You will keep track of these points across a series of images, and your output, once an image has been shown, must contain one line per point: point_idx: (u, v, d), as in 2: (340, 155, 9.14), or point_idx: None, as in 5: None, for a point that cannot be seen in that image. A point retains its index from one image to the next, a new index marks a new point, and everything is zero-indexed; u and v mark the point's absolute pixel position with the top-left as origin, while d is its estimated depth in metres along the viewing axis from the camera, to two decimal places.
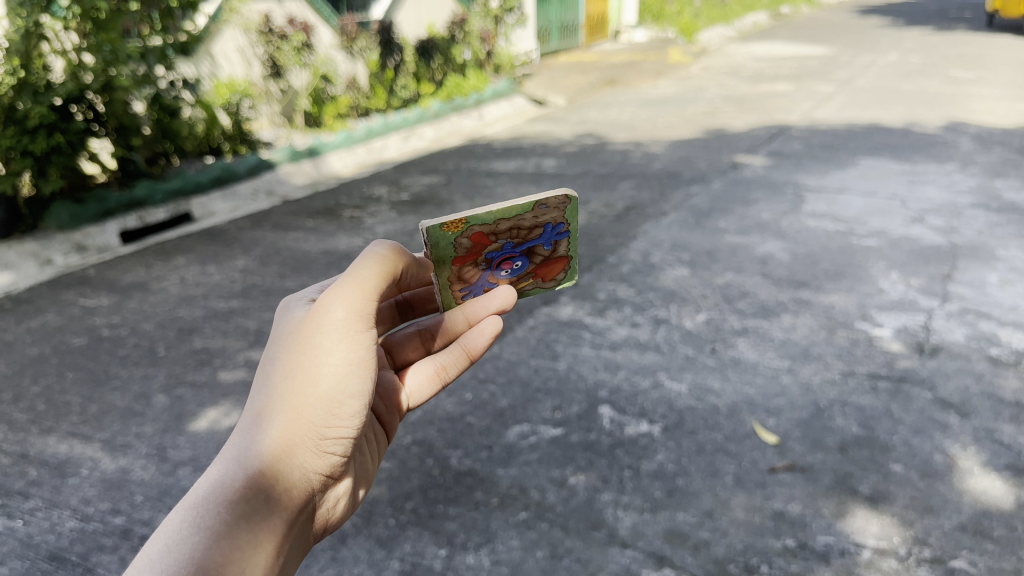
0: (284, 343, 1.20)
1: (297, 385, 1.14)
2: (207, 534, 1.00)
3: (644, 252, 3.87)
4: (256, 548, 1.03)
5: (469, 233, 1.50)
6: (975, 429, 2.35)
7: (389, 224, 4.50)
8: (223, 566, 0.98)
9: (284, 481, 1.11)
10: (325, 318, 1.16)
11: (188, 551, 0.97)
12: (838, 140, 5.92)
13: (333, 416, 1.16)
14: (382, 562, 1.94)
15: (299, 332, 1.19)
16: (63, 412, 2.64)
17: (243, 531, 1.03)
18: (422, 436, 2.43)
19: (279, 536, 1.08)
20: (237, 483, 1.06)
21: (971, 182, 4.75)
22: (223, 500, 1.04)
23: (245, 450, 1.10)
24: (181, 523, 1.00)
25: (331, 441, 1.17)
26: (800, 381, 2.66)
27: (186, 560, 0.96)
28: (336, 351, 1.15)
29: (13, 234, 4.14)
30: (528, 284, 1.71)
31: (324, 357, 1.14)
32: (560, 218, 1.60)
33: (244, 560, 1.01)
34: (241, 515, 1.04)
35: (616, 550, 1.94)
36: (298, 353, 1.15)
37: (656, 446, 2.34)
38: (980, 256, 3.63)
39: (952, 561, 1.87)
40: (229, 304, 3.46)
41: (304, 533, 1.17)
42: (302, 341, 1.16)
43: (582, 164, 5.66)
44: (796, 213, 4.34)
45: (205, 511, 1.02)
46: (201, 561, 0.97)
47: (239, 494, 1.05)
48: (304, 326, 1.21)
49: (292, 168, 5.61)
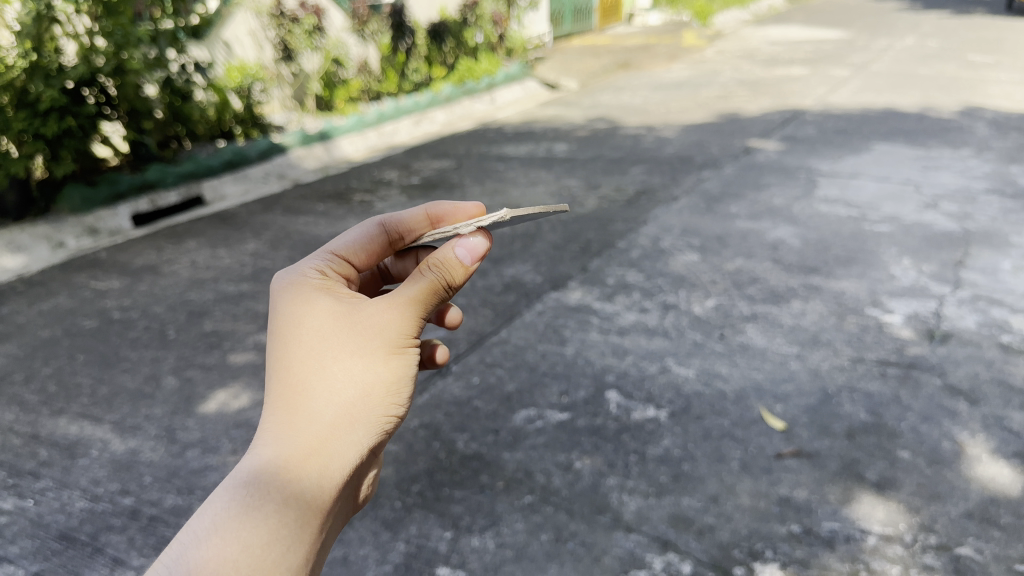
0: (322, 321, 1.17)
1: (351, 377, 1.14)
2: (253, 516, 1.00)
3: (654, 237, 3.85)
4: (305, 530, 1.03)
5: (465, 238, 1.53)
6: (984, 416, 2.34)
7: (399, 208, 4.49)
8: (269, 547, 1.00)
9: (336, 465, 1.09)
10: (387, 320, 1.18)
11: (236, 531, 0.99)
12: (852, 125, 5.87)
13: (378, 407, 1.16)
14: (388, 544, 1.95)
15: (344, 315, 1.18)
16: (74, 393, 2.66)
17: (286, 512, 1.02)
18: (428, 419, 2.44)
19: (325, 516, 1.07)
20: (286, 463, 1.06)
21: (986, 168, 4.71)
22: (266, 480, 1.04)
23: (287, 434, 1.09)
24: (227, 503, 1.02)
25: (377, 424, 1.16)
26: (808, 366, 2.65)
27: (237, 537, 0.98)
28: (395, 357, 1.18)
29: (26, 217, 4.18)
30: None
31: (387, 361, 1.17)
32: None
33: (292, 542, 1.02)
34: (291, 494, 1.04)
35: (621, 535, 1.94)
36: (354, 347, 1.16)
37: (662, 431, 2.34)
38: (994, 242, 3.60)
39: (958, 548, 1.87)
40: (238, 288, 3.47)
41: (348, 507, 1.16)
42: (356, 329, 1.17)
43: (594, 148, 5.65)
44: (809, 198, 4.32)
45: (252, 492, 1.02)
46: (249, 539, 0.99)
47: (289, 477, 1.05)
48: (347, 306, 1.19)
49: (303, 151, 5.60)
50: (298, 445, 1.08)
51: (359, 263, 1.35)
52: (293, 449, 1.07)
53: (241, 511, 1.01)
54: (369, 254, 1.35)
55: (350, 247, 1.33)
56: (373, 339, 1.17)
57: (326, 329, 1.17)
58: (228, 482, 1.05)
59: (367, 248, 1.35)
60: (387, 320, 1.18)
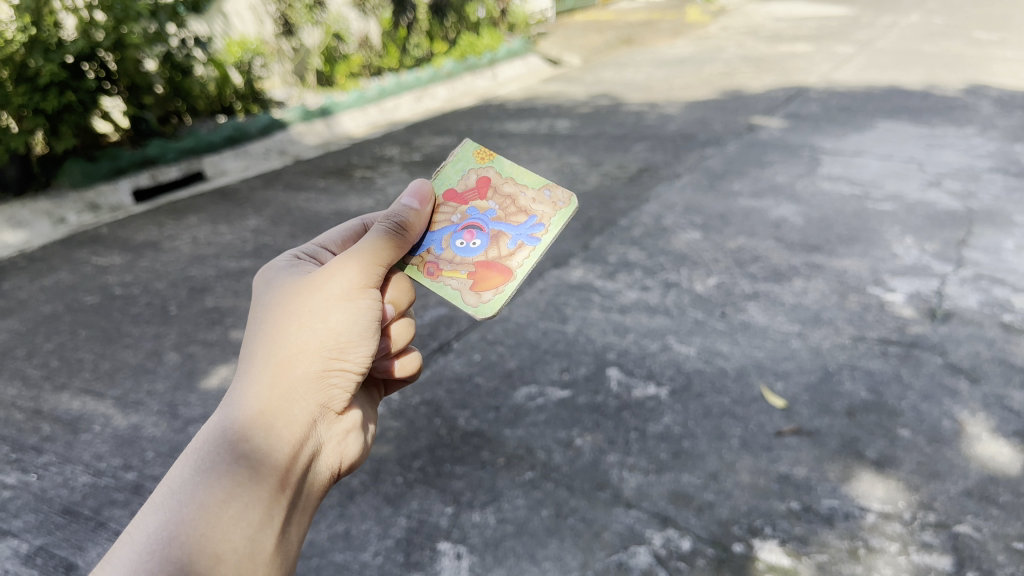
0: (272, 297, 1.30)
1: (296, 335, 1.23)
2: (207, 478, 1.08)
3: (656, 215, 3.84)
4: (261, 483, 1.11)
5: (481, 174, 1.67)
6: (985, 395, 2.35)
7: (400, 184, 4.48)
8: (224, 504, 1.07)
9: (287, 421, 1.18)
10: (326, 278, 1.28)
11: (192, 493, 1.07)
12: (856, 103, 5.83)
13: (324, 361, 1.24)
14: (389, 518, 1.97)
15: (290, 287, 1.30)
16: (76, 368, 2.67)
17: (238, 468, 1.10)
18: (430, 396, 2.45)
19: (283, 474, 1.15)
20: (238, 424, 1.15)
21: (990, 146, 4.69)
22: (221, 443, 1.12)
23: (239, 399, 1.18)
24: (186, 468, 1.11)
25: (325, 377, 1.24)
26: (810, 344, 2.65)
27: (192, 499, 1.06)
28: (338, 310, 1.27)
29: (27, 192, 4.17)
30: (455, 279, 1.56)
31: (329, 314, 1.26)
32: (548, 216, 1.60)
33: (250, 497, 1.09)
34: (245, 453, 1.13)
35: (621, 511, 1.95)
36: (298, 311, 1.25)
37: (662, 408, 2.34)
38: (997, 221, 3.59)
39: (957, 526, 1.87)
40: (240, 264, 3.46)
41: (315, 469, 1.24)
42: (299, 294, 1.28)
43: (596, 125, 5.62)
44: (812, 175, 4.30)
45: (206, 453, 1.11)
46: (206, 500, 1.07)
47: (240, 436, 1.14)
48: (292, 280, 1.31)
49: (304, 127, 5.58)
50: (249, 407, 1.17)
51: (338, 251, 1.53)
52: (244, 411, 1.17)
53: (199, 474, 1.09)
54: (348, 245, 1.54)
55: (331, 240, 1.52)
56: (315, 299, 1.26)
57: (275, 302, 1.28)
58: (190, 451, 1.14)
59: (345, 240, 1.54)
60: (325, 278, 1.28)
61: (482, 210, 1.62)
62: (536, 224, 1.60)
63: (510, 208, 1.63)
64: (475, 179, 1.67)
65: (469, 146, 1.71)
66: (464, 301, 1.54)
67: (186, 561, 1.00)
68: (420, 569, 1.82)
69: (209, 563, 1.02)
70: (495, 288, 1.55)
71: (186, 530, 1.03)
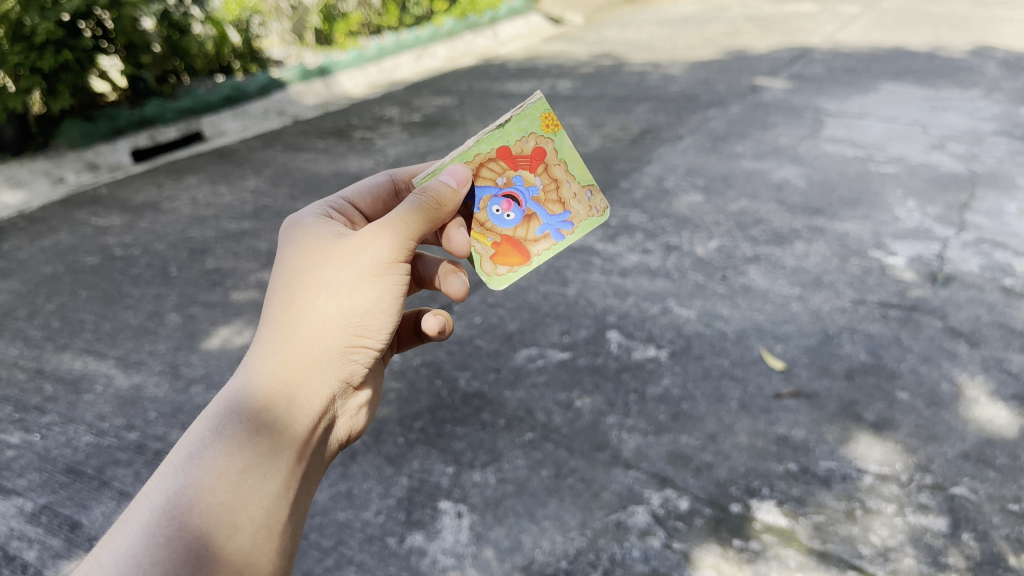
0: (297, 258, 1.30)
1: (321, 306, 1.24)
2: (229, 445, 1.10)
3: (658, 177, 3.82)
4: (280, 454, 1.13)
5: (541, 143, 1.60)
6: (984, 358, 2.35)
7: (400, 145, 4.45)
8: (245, 474, 1.09)
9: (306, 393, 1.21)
10: (356, 249, 1.27)
11: (212, 459, 1.09)
12: (861, 64, 5.77)
13: (345, 336, 1.26)
14: (391, 478, 1.98)
15: (316, 249, 1.30)
16: (78, 329, 2.67)
17: (260, 438, 1.12)
18: (431, 358, 2.45)
19: (300, 447, 1.17)
20: (260, 392, 1.17)
21: (995, 109, 4.65)
22: (244, 410, 1.14)
23: (261, 366, 1.20)
24: (206, 431, 1.13)
25: (345, 352, 1.27)
26: (810, 308, 2.65)
27: (213, 465, 1.08)
28: (365, 284, 1.27)
29: (24, 152, 4.15)
30: (478, 243, 1.60)
31: (355, 288, 1.26)
32: (579, 219, 1.66)
33: (268, 468, 1.11)
34: (265, 422, 1.14)
35: (620, 471, 1.97)
36: (324, 280, 1.26)
37: (662, 370, 2.35)
38: (1000, 184, 3.57)
39: (953, 488, 1.89)
40: (240, 225, 3.45)
41: (326, 441, 1.27)
42: (325, 261, 1.28)
43: (598, 86, 5.57)
44: (815, 137, 4.27)
45: (227, 419, 1.13)
46: (225, 467, 1.08)
47: (262, 405, 1.16)
48: (319, 242, 1.31)
49: (303, 87, 5.52)
50: (270, 375, 1.19)
51: (365, 207, 1.54)
52: (267, 379, 1.18)
53: (219, 439, 1.11)
54: (374, 198, 1.55)
55: (359, 193, 1.53)
56: (342, 270, 1.26)
57: (301, 266, 1.29)
58: (210, 411, 1.15)
59: (373, 195, 1.55)
60: (354, 249, 1.28)
61: (526, 183, 1.61)
62: (567, 220, 1.65)
63: (551, 193, 1.64)
64: (532, 147, 1.59)
65: (542, 102, 1.57)
66: (482, 269, 1.60)
67: (206, 528, 1.02)
68: (421, 528, 1.83)
69: (228, 531, 1.04)
70: (510, 264, 1.63)
71: (207, 497, 1.04)
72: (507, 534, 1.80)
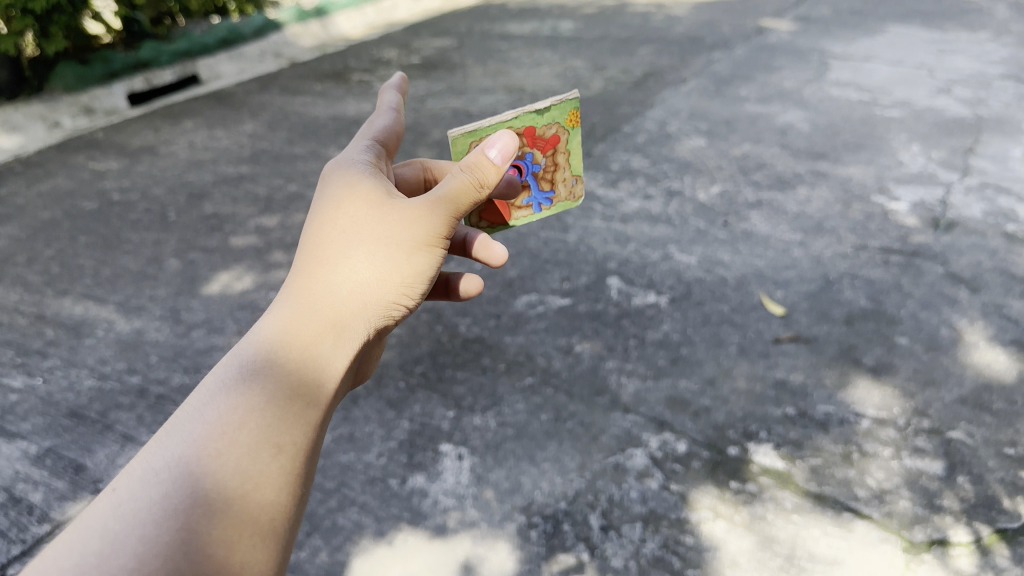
0: (346, 208, 1.20)
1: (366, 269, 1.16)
2: (267, 398, 1.00)
3: (660, 122, 3.78)
4: (314, 423, 1.04)
5: (557, 131, 1.54)
6: (984, 304, 2.35)
7: (399, 89, 4.39)
8: (278, 435, 0.99)
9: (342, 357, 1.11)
10: (409, 218, 1.19)
11: (250, 408, 0.99)
12: (868, 5, 5.66)
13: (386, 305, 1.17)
14: (392, 422, 2.00)
15: (366, 203, 1.20)
16: (77, 274, 2.67)
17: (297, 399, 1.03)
18: (431, 304, 2.45)
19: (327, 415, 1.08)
20: (298, 347, 1.07)
21: (1003, 52, 4.58)
22: (281, 363, 1.04)
23: (300, 316, 1.10)
24: (239, 376, 1.02)
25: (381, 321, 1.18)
26: (811, 253, 2.64)
27: (246, 417, 0.98)
28: (413, 256, 1.19)
29: (19, 96, 4.08)
30: None
31: (404, 257, 1.18)
32: (560, 200, 1.63)
33: (301, 435, 1.02)
34: (301, 381, 1.04)
35: (619, 415, 1.98)
36: (373, 241, 1.17)
37: (662, 316, 2.35)
38: (1006, 129, 3.53)
39: (950, 431, 1.91)
40: (238, 170, 3.42)
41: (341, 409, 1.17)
42: (376, 221, 1.18)
43: (600, 27, 5.47)
44: (820, 81, 4.21)
45: (265, 369, 1.03)
46: (259, 420, 0.98)
47: (300, 362, 1.06)
48: (368, 195, 1.21)
49: (300, 29, 5.42)
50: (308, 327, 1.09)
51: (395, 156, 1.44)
52: (306, 332, 1.09)
53: (252, 388, 1.00)
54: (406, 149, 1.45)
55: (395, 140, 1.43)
56: (392, 237, 1.18)
57: (350, 218, 1.19)
58: (244, 355, 1.05)
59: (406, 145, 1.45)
60: (409, 215, 1.19)
61: (529, 160, 1.56)
62: (550, 198, 1.63)
63: (547, 173, 1.60)
64: (551, 133, 1.54)
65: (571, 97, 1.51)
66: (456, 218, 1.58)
67: (235, 487, 0.92)
68: (422, 470, 1.85)
69: (257, 495, 0.94)
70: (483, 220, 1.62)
71: (240, 451, 0.95)
72: (507, 476, 1.82)
